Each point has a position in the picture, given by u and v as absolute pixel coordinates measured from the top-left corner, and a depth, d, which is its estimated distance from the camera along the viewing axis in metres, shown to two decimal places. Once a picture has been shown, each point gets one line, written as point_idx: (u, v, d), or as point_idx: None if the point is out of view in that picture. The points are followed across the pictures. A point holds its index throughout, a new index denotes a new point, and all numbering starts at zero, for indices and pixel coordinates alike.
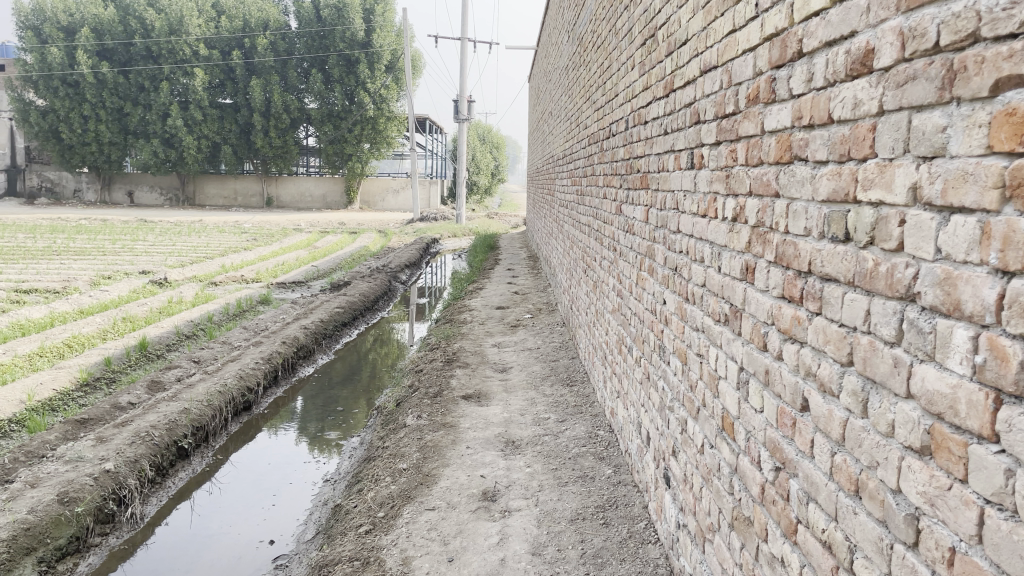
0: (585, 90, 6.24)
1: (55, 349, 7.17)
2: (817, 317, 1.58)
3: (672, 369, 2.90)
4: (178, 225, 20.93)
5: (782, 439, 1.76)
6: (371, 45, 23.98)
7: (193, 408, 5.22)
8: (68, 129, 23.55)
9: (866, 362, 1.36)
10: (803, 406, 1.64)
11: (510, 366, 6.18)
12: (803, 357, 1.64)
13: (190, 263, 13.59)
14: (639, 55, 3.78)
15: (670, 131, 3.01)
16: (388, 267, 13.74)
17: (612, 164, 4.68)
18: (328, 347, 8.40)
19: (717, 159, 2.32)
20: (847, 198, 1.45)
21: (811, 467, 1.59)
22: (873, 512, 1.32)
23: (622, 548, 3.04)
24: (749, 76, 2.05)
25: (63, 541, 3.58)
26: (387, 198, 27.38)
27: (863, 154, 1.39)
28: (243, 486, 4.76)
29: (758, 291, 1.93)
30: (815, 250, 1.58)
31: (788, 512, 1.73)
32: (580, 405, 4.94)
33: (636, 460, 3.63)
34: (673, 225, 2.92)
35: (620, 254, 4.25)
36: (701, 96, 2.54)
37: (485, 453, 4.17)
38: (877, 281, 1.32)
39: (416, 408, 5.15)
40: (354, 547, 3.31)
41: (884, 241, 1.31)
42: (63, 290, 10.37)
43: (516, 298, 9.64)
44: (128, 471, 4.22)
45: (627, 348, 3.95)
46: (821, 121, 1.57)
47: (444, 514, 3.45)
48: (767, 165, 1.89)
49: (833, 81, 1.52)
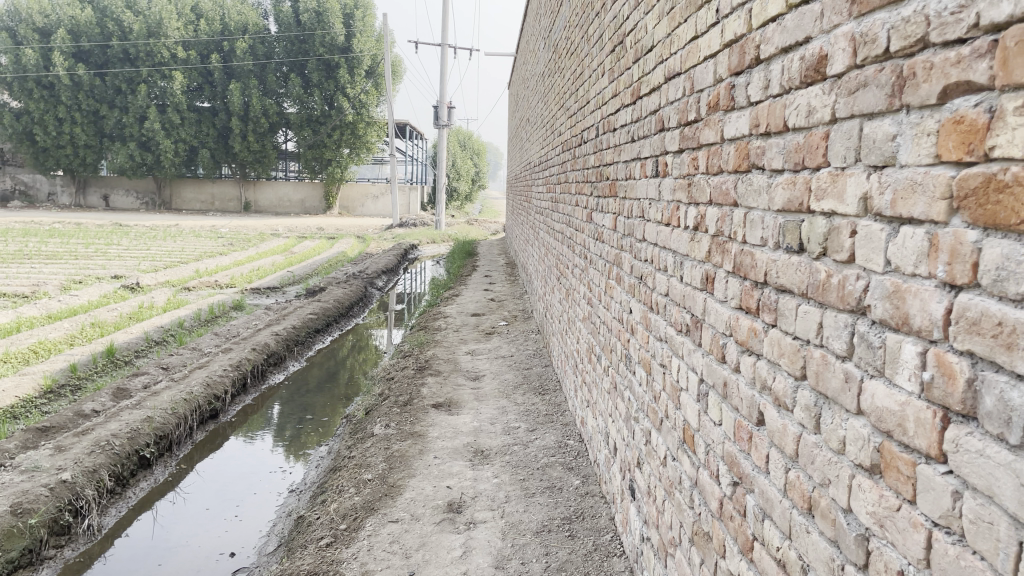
0: (559, 97, 6.21)
1: (20, 355, 7.03)
2: (773, 328, 1.54)
3: (637, 379, 2.86)
4: (153, 229, 20.69)
5: (739, 453, 1.72)
6: (351, 50, 23.88)
7: (157, 416, 5.11)
8: (43, 132, 23.24)
9: (818, 376, 1.32)
10: (759, 419, 1.60)
11: (482, 374, 6.12)
12: (759, 370, 1.60)
13: (163, 268, 13.40)
14: (609, 62, 3.75)
15: (637, 139, 2.97)
16: (365, 273, 13.62)
17: (583, 172, 4.65)
18: (301, 354, 8.29)
19: (680, 167, 2.29)
20: (802, 207, 1.41)
21: (766, 483, 1.55)
22: (825, 531, 1.29)
23: (587, 561, 3.00)
24: (710, 82, 2.01)
25: (15, 554, 3.47)
26: (367, 203, 27.26)
27: (816, 163, 1.35)
28: (206, 497, 4.66)
29: (717, 301, 1.89)
30: (771, 261, 1.55)
31: (745, 529, 1.69)
32: (551, 414, 4.89)
33: (604, 471, 3.58)
34: (639, 234, 2.89)
35: (591, 262, 4.21)
36: (665, 103, 2.51)
37: (453, 463, 4.11)
38: (829, 293, 1.28)
39: (385, 416, 5.07)
40: (314, 560, 3.24)
41: (836, 252, 1.27)
42: (31, 295, 10.19)
43: (493, 305, 9.58)
44: (86, 482, 4.11)
45: (596, 357, 3.91)
46: (777, 129, 1.53)
47: (407, 526, 3.39)
48: (727, 173, 1.86)
49: (789, 88, 1.48)
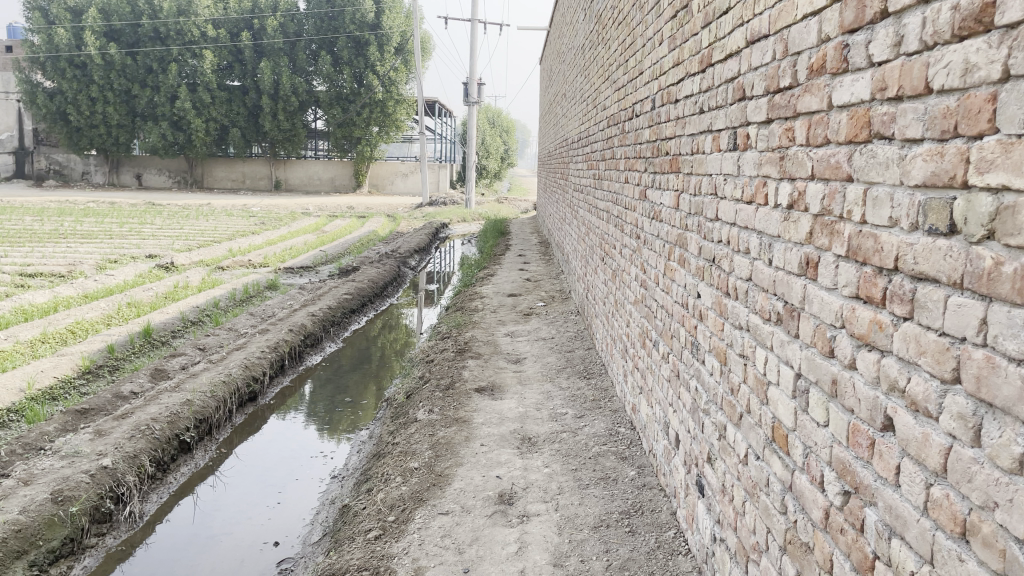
0: (604, 70, 5.99)
1: (58, 336, 6.98)
2: (906, 322, 1.34)
3: (708, 369, 2.68)
4: (186, 209, 20.70)
5: (854, 460, 1.53)
6: (380, 27, 23.60)
7: (196, 399, 5.02)
8: (76, 112, 23.16)
9: (980, 382, 1.13)
10: (885, 424, 1.41)
11: (524, 357, 5.95)
12: (885, 368, 1.41)
13: (197, 248, 13.35)
14: (669, 28, 3.52)
15: (707, 109, 2.76)
16: (397, 252, 13.47)
17: (634, 147, 4.44)
18: (337, 335, 8.17)
19: (769, 138, 2.08)
20: (953, 182, 1.21)
21: (895, 498, 1.37)
22: (989, 561, 1.10)
23: (651, 559, 2.83)
24: (812, 42, 1.80)
25: (56, 544, 3.40)
26: (396, 181, 27.10)
27: (977, 130, 1.15)
28: (248, 482, 4.57)
29: (822, 288, 1.69)
30: (905, 243, 1.35)
31: (861, 546, 1.50)
32: (599, 400, 4.72)
33: (663, 462, 3.41)
34: (710, 212, 2.69)
35: (644, 242, 4.01)
36: (746, 70, 2.30)
37: (501, 451, 3.97)
38: (1000, 284, 1.09)
39: (428, 401, 4.93)
40: (363, 555, 3.11)
41: (1009, 235, 1.08)
42: (68, 275, 10.18)
43: (528, 285, 9.37)
44: (127, 468, 4.02)
45: (652, 342, 3.72)
46: (913, 91, 1.33)
47: (458, 519, 3.25)
48: (837, 145, 1.65)
49: (933, 43, 1.28)
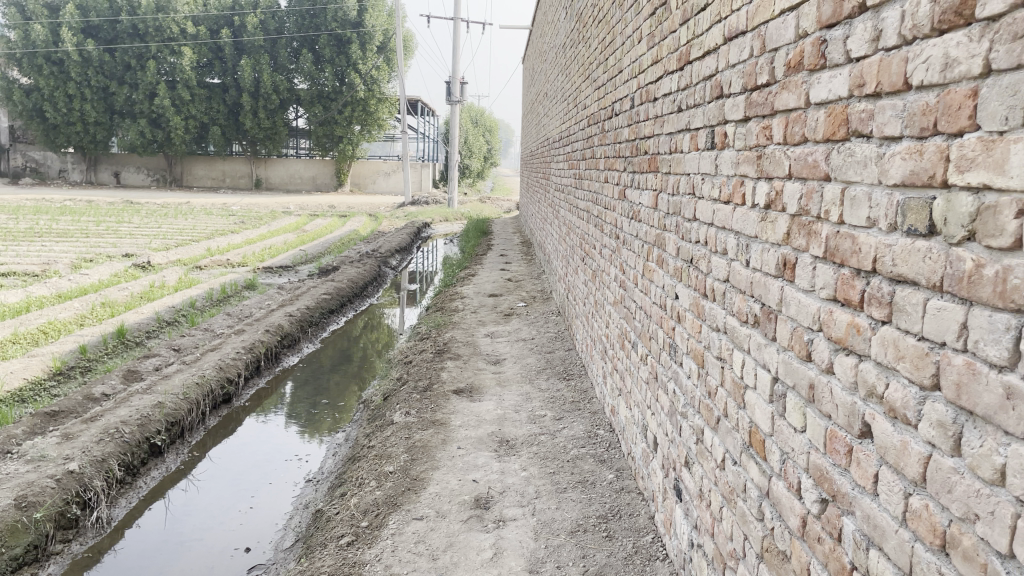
0: (584, 69, 5.94)
1: (29, 336, 6.84)
2: (884, 326, 1.30)
3: (685, 372, 2.64)
4: (164, 207, 20.48)
5: (832, 467, 1.49)
6: (362, 25, 23.44)
7: (168, 402, 4.92)
8: (53, 109, 22.85)
9: (960, 389, 1.08)
10: (863, 432, 1.37)
11: (503, 357, 5.89)
12: (863, 372, 1.37)
13: (175, 247, 13.19)
14: (647, 26, 3.48)
15: (686, 107, 2.72)
16: (378, 252, 13.36)
17: (613, 146, 4.39)
18: (315, 335, 8.08)
19: (746, 137, 2.04)
20: (932, 180, 1.17)
21: (874, 507, 1.32)
22: (970, 574, 1.06)
23: (627, 565, 2.78)
24: (790, 38, 1.75)
25: (18, 551, 3.31)
26: (378, 180, 26.95)
27: (957, 126, 1.11)
28: (221, 486, 4.48)
29: (800, 291, 1.65)
30: (883, 244, 1.31)
31: (839, 555, 1.46)
32: (578, 402, 4.67)
33: (641, 466, 3.36)
34: (688, 212, 2.65)
35: (623, 243, 3.97)
36: (724, 67, 2.26)
37: (478, 454, 3.91)
38: (980, 287, 1.05)
39: (405, 403, 4.86)
40: (335, 561, 3.04)
41: (990, 236, 1.04)
42: (42, 274, 10.01)
43: (509, 285, 9.31)
44: (95, 472, 3.93)
45: (630, 344, 3.67)
46: (892, 87, 1.29)
47: (432, 524, 3.19)
48: (814, 144, 1.61)
49: (912, 38, 1.24)
